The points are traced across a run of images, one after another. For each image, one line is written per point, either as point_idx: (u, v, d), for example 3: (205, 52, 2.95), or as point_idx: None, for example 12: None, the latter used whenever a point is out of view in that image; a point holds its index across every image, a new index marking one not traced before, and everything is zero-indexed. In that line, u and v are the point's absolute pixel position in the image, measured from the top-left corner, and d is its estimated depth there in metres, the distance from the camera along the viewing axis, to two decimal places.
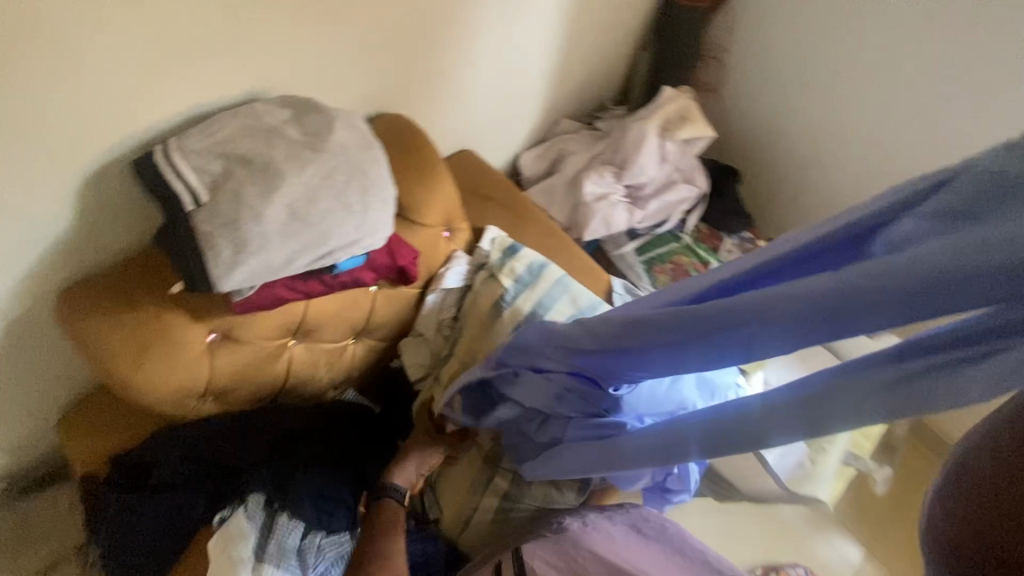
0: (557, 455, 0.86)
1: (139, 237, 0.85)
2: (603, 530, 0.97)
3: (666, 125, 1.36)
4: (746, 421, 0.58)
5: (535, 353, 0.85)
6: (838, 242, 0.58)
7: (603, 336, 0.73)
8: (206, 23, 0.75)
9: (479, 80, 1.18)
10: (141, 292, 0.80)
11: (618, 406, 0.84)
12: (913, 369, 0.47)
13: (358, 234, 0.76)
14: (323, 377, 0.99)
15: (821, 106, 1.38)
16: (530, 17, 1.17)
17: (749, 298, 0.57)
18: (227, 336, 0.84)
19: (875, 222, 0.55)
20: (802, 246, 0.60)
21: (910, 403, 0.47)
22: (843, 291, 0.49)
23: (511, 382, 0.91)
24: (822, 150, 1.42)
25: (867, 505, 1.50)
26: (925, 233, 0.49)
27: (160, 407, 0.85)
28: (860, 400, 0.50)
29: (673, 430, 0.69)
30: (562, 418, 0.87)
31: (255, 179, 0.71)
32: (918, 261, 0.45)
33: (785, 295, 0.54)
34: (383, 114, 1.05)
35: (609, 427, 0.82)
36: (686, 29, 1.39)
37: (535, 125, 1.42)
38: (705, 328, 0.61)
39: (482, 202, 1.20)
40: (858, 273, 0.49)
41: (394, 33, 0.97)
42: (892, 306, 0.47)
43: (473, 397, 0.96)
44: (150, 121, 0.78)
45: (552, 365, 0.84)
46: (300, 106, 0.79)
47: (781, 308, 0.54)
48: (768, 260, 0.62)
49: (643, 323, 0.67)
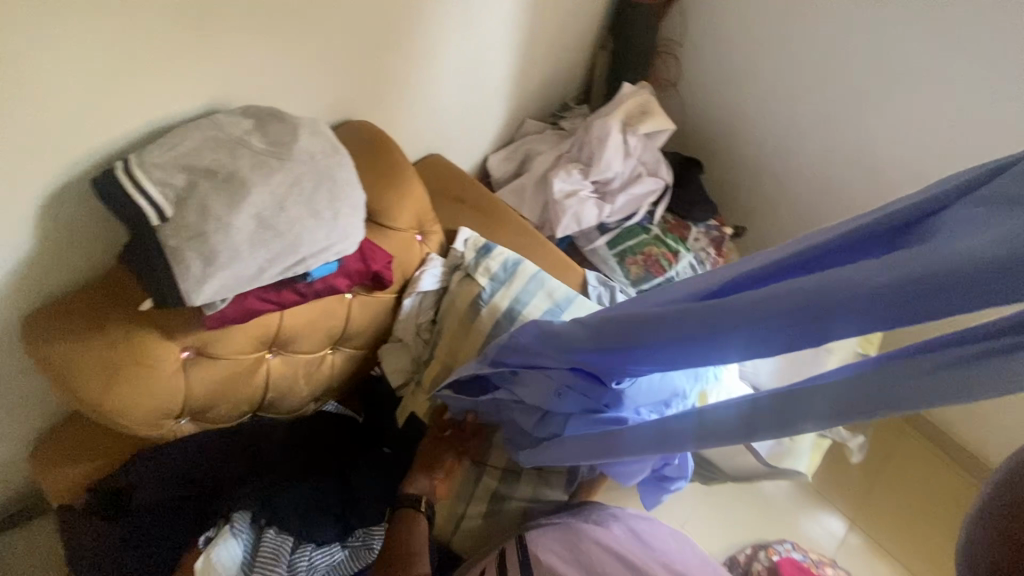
0: (555, 451, 0.87)
1: (103, 257, 0.83)
2: (602, 531, 0.96)
3: (628, 120, 1.40)
4: (745, 413, 0.57)
5: (535, 354, 0.85)
6: (874, 236, 0.54)
7: (607, 334, 0.72)
8: (162, 38, 0.75)
9: (442, 84, 1.19)
10: (109, 313, 0.78)
11: (618, 400, 0.84)
12: (915, 365, 0.45)
13: (330, 241, 0.76)
14: (303, 389, 0.98)
15: (774, 95, 1.44)
16: (488, 20, 1.18)
17: (759, 295, 0.54)
18: (200, 353, 0.83)
19: (919, 213, 0.51)
20: (828, 240, 0.56)
21: (926, 400, 0.45)
22: (863, 285, 0.47)
23: (510, 380, 0.91)
24: (778, 137, 1.48)
25: (844, 476, 1.55)
26: (975, 223, 0.45)
27: (135, 431, 0.82)
28: (876, 397, 0.47)
29: (669, 428, 0.67)
30: (563, 414, 0.88)
31: (221, 190, 0.71)
32: (947, 259, 0.43)
33: (796, 290, 0.51)
34: (347, 122, 1.05)
35: (610, 421, 0.83)
36: (641, 26, 1.44)
37: (500, 127, 1.43)
38: (709, 322, 0.59)
39: (453, 205, 1.21)
40: (882, 266, 0.47)
41: (354, 40, 0.98)
42: (917, 303, 0.44)
43: (470, 395, 0.97)
44: (109, 139, 0.77)
45: (553, 365, 0.84)
46: (263, 116, 0.79)
47: (791, 304, 0.52)
48: (790, 256, 0.59)
49: (648, 321, 0.66)
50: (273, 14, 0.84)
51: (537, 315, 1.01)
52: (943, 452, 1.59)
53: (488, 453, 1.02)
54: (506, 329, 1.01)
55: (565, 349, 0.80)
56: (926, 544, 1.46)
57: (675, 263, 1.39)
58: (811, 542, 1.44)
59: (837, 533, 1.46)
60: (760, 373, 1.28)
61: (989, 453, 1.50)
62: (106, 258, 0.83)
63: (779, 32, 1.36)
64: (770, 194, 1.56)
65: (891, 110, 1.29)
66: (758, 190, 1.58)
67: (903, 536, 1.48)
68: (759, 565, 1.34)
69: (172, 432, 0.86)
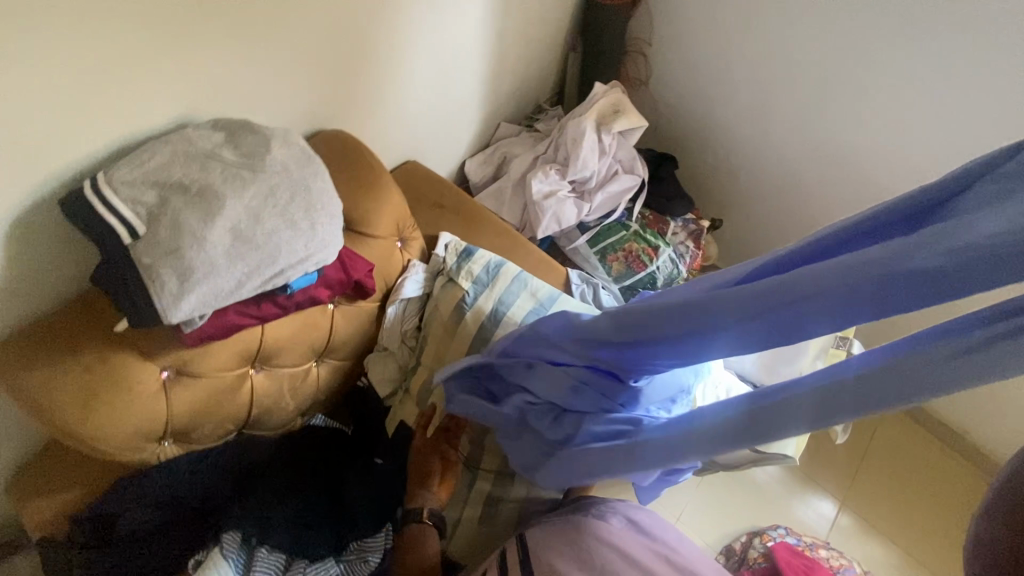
0: (566, 454, 0.83)
1: (75, 279, 0.81)
2: (602, 526, 0.95)
3: (601, 119, 1.41)
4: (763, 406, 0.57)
5: (558, 348, 0.84)
6: (892, 219, 0.56)
7: (628, 328, 0.71)
8: (127, 54, 0.74)
9: (416, 91, 1.19)
10: (83, 336, 0.76)
11: (635, 399, 0.82)
12: (942, 351, 0.46)
13: (308, 251, 0.76)
14: (289, 404, 0.97)
15: (742, 88, 1.47)
16: (458, 25, 1.19)
17: (792, 276, 0.55)
18: (181, 372, 0.81)
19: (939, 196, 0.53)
20: (849, 225, 0.58)
21: (957, 381, 0.45)
22: (894, 266, 0.47)
23: (523, 377, 0.89)
24: (749, 129, 1.51)
25: (832, 458, 1.58)
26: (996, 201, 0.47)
27: (117, 455, 0.80)
28: (905, 382, 0.47)
29: (684, 424, 0.67)
30: (578, 414, 0.85)
31: (194, 205, 0.70)
32: (983, 233, 0.44)
33: (830, 268, 0.52)
34: (321, 132, 1.04)
35: (625, 422, 0.80)
36: (610, 27, 1.46)
37: (476, 131, 1.44)
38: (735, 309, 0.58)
39: (432, 210, 1.20)
40: (914, 245, 0.48)
41: (324, 50, 0.97)
42: (955, 279, 0.45)
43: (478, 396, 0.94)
44: (77, 158, 0.75)
45: (575, 362, 0.83)
46: (234, 129, 0.78)
47: (824, 282, 0.52)
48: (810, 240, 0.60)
49: (674, 310, 0.65)
50: (239, 28, 0.84)
51: (522, 316, 1.01)
52: (925, 428, 1.63)
53: (480, 457, 1.02)
54: (491, 331, 1.01)
55: (588, 347, 0.79)
56: (915, 521, 1.49)
57: (656, 258, 1.40)
58: (803, 526, 1.46)
59: (828, 515, 1.49)
60: (745, 362, 1.30)
61: (968, 428, 1.54)
62: (79, 280, 0.81)
63: (743, 27, 1.40)
64: (745, 186, 1.59)
65: (855, 98, 1.32)
66: (733, 182, 1.61)
67: (893, 514, 1.51)
68: (755, 551, 1.34)
69: (156, 454, 0.84)
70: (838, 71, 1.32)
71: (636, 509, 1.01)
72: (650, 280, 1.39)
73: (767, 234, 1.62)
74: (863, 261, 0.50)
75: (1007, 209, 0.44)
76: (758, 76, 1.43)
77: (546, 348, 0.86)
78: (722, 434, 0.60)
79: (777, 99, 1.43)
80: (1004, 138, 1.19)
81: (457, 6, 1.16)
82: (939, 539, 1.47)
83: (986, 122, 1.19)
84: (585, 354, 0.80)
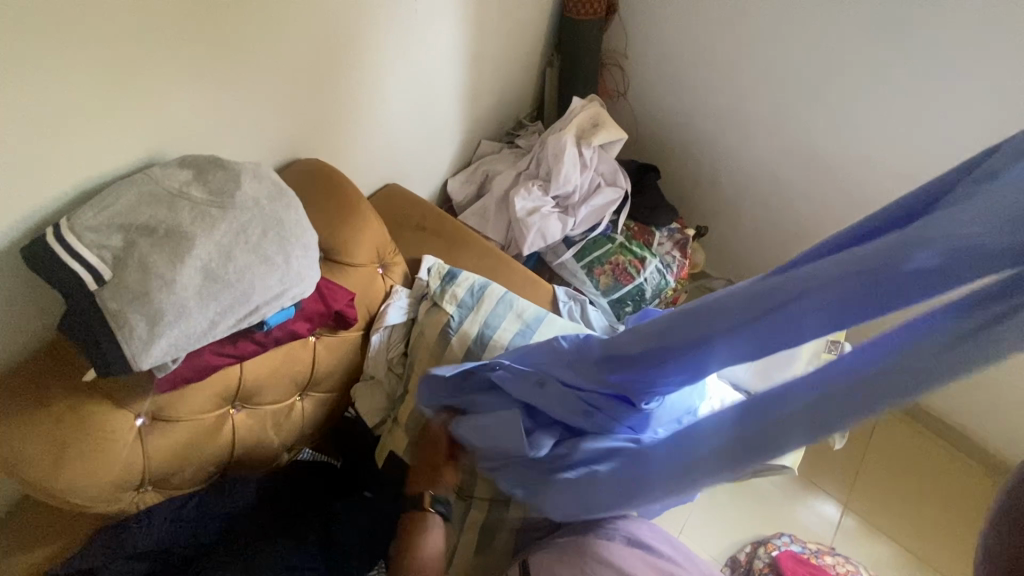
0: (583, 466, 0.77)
1: (41, 327, 0.78)
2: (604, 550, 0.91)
3: (581, 133, 1.41)
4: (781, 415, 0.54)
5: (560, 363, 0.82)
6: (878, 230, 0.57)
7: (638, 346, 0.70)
8: (87, 93, 0.72)
9: (393, 113, 1.18)
10: (52, 387, 0.73)
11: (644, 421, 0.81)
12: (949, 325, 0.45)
13: (284, 286, 0.74)
14: (273, 441, 0.94)
15: (720, 96, 1.48)
16: (432, 46, 1.19)
17: (793, 278, 0.55)
18: (157, 417, 0.79)
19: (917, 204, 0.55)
20: (840, 236, 0.59)
21: (951, 368, 0.44)
22: (895, 253, 0.48)
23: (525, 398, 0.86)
24: (729, 136, 1.51)
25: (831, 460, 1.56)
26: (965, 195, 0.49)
27: (93, 508, 0.77)
28: (902, 375, 0.46)
29: (687, 435, 0.63)
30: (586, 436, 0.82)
31: (161, 246, 0.68)
32: (966, 220, 0.45)
33: (829, 268, 0.52)
34: (297, 160, 1.03)
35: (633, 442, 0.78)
36: (585, 41, 1.47)
37: (457, 150, 1.43)
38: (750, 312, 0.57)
39: (415, 233, 1.19)
40: (903, 238, 0.48)
41: (295, 78, 0.96)
42: (950, 263, 0.46)
43: (478, 426, 0.88)
44: (39, 205, 0.73)
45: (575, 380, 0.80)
46: (202, 165, 0.76)
47: (824, 281, 0.52)
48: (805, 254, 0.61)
49: (676, 321, 0.65)
50: (205, 62, 0.82)
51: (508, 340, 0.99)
52: (923, 425, 1.62)
53: (473, 484, 0.97)
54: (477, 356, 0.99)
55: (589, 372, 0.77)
56: (917, 519, 1.48)
57: (642, 269, 1.40)
58: (807, 532, 1.44)
59: (831, 518, 1.47)
60: (738, 370, 1.29)
61: (966, 423, 1.53)
62: (45, 328, 0.79)
63: (717, 36, 1.41)
64: (728, 192, 1.59)
65: (830, 102, 1.33)
66: (715, 189, 1.61)
67: (897, 514, 1.49)
68: (760, 561, 1.31)
69: (134, 502, 0.81)
70: (811, 76, 1.33)
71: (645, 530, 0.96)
72: (639, 291, 1.38)
73: (753, 239, 1.62)
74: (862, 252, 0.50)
75: (974, 201, 0.46)
76: (735, 83, 1.44)
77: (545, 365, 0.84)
78: (719, 449, 0.57)
79: (757, 104, 1.43)
80: (982, 135, 1.19)
81: (428, 28, 1.15)
82: (945, 538, 1.45)
83: (960, 120, 1.20)
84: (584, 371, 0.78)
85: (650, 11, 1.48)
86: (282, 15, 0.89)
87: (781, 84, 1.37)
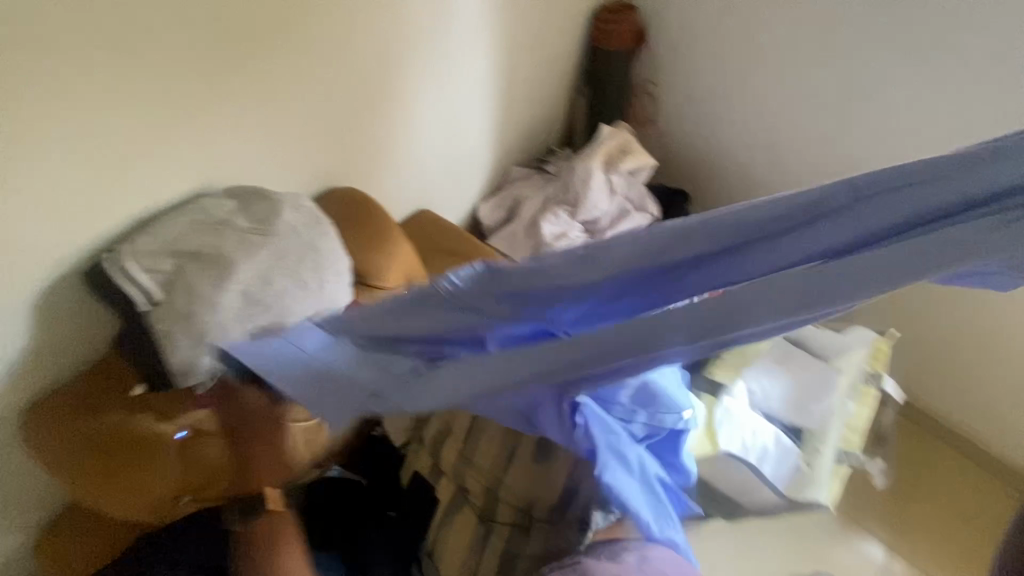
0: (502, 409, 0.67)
1: (97, 345, 0.85)
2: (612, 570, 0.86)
3: (609, 160, 1.43)
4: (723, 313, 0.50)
5: (496, 279, 0.62)
6: None
7: (610, 263, 0.56)
8: (146, 127, 0.79)
9: (425, 142, 1.23)
10: (105, 400, 0.80)
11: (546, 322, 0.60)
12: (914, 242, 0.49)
13: (316, 309, 0.78)
14: (304, 459, 0.96)
15: (752, 121, 1.46)
16: (463, 78, 1.24)
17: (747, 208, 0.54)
18: (197, 431, 0.83)
19: None
20: None
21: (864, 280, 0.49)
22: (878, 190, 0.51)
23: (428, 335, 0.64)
24: (763, 160, 1.49)
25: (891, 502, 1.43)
26: None
27: (137, 513, 0.83)
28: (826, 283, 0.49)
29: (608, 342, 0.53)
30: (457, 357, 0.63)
31: (207, 271, 0.73)
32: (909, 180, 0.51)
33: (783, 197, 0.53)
34: (333, 188, 1.08)
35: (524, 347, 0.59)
36: (614, 70, 1.49)
37: (487, 176, 1.47)
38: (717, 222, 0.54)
39: (445, 257, 1.22)
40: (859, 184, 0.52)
41: (333, 111, 1.02)
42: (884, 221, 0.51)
43: (363, 372, 0.66)
44: (101, 229, 0.80)
45: (512, 309, 0.61)
46: (247, 196, 0.82)
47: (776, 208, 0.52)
48: None
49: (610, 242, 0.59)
50: (253, 99, 0.90)
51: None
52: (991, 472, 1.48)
53: (495, 508, 0.97)
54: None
55: (532, 302, 0.60)
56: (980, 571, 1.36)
57: None
58: None
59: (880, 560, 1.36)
60: (772, 400, 1.28)
61: None
62: (100, 347, 0.85)
63: (748, 62, 1.41)
64: None
65: (868, 125, 1.30)
66: None
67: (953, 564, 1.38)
68: None
69: (173, 511, 0.87)
70: (843, 99, 1.31)
71: (649, 545, 0.89)
72: None
73: None
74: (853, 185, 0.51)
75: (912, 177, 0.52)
76: (767, 108, 1.43)
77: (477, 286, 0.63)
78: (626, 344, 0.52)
79: (791, 128, 1.41)
80: None
81: (459, 61, 1.21)
82: None
83: None
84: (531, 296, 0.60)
85: (679, 39, 1.50)
86: (323, 53, 0.96)
87: (815, 108, 1.36)
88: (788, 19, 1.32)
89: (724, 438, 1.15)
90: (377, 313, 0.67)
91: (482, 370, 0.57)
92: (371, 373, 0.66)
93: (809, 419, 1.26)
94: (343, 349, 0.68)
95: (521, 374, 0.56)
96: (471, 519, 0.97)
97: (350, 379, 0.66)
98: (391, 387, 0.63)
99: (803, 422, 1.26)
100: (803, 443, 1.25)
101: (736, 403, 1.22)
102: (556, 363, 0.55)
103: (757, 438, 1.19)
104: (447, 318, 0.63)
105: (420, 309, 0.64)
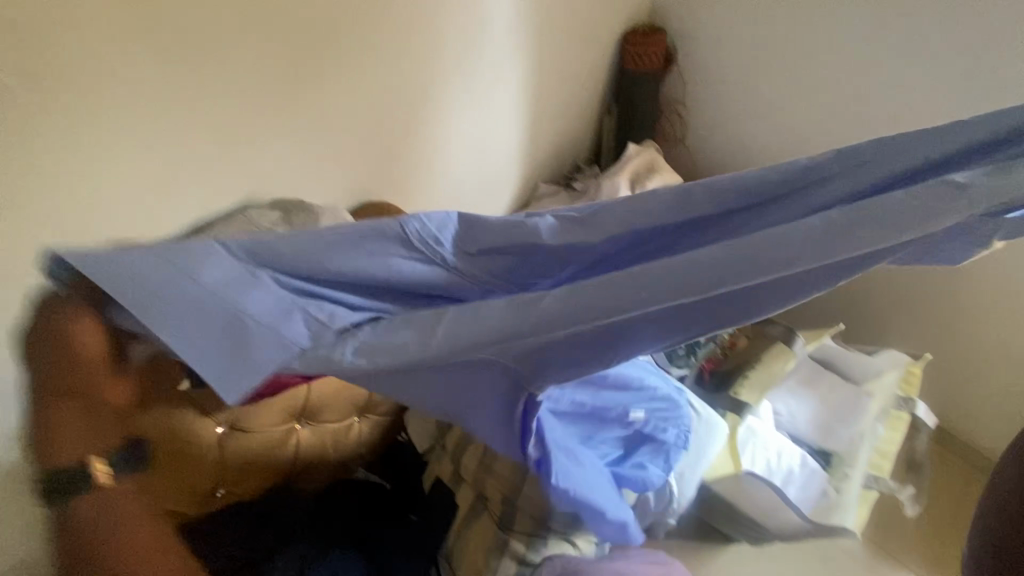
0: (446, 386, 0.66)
1: None
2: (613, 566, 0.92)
3: (635, 178, 1.45)
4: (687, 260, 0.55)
5: (467, 233, 0.67)
6: None
7: (598, 233, 0.63)
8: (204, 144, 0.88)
9: (455, 159, 1.29)
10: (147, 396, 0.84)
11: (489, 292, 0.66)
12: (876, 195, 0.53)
13: None
14: (331, 458, 1.02)
15: (781, 141, 1.47)
16: (493, 99, 1.29)
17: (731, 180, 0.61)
18: (234, 427, 0.89)
19: None
20: None
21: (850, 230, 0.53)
22: (837, 163, 0.58)
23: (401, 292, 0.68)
24: None
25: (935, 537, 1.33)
26: None
27: (170, 502, 0.88)
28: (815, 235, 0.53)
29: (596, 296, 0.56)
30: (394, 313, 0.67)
31: None
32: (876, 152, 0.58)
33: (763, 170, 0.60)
34: (368, 203, 1.14)
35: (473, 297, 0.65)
36: (641, 91, 1.53)
37: (515, 192, 1.51)
38: (691, 199, 0.61)
39: None
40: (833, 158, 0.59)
41: (372, 130, 1.09)
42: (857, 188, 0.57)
43: (294, 325, 0.64)
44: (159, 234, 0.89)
45: (492, 268, 0.66)
46: (290, 208, 0.88)
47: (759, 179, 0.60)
48: None
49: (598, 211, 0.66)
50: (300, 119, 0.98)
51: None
52: None
53: (512, 517, 0.99)
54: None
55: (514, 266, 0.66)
56: None
57: None
58: None
59: None
60: (798, 421, 1.29)
61: None
62: None
63: (776, 83, 1.43)
64: None
65: None
66: None
67: None
68: None
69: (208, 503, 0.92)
70: (872, 118, 1.32)
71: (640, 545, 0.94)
72: None
73: None
74: (809, 163, 0.59)
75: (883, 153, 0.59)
76: (797, 127, 1.43)
77: (441, 241, 0.66)
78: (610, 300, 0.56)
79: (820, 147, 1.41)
80: None
81: (491, 83, 1.27)
82: None
83: None
84: (515, 257, 0.65)
85: (707, 62, 1.52)
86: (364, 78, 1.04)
87: (844, 128, 1.36)
88: (816, 42, 1.34)
89: (749, 459, 1.12)
90: (304, 256, 0.65)
91: (457, 323, 0.60)
92: (300, 327, 0.64)
93: (837, 441, 1.24)
94: (265, 298, 0.64)
95: (484, 333, 0.59)
96: (489, 526, 1.00)
97: (267, 326, 0.64)
98: (340, 336, 0.64)
99: (831, 445, 1.24)
100: (831, 467, 1.22)
101: (762, 424, 1.22)
102: (525, 325, 0.57)
103: (783, 460, 1.16)
104: (407, 267, 0.66)
105: (372, 257, 0.65)
